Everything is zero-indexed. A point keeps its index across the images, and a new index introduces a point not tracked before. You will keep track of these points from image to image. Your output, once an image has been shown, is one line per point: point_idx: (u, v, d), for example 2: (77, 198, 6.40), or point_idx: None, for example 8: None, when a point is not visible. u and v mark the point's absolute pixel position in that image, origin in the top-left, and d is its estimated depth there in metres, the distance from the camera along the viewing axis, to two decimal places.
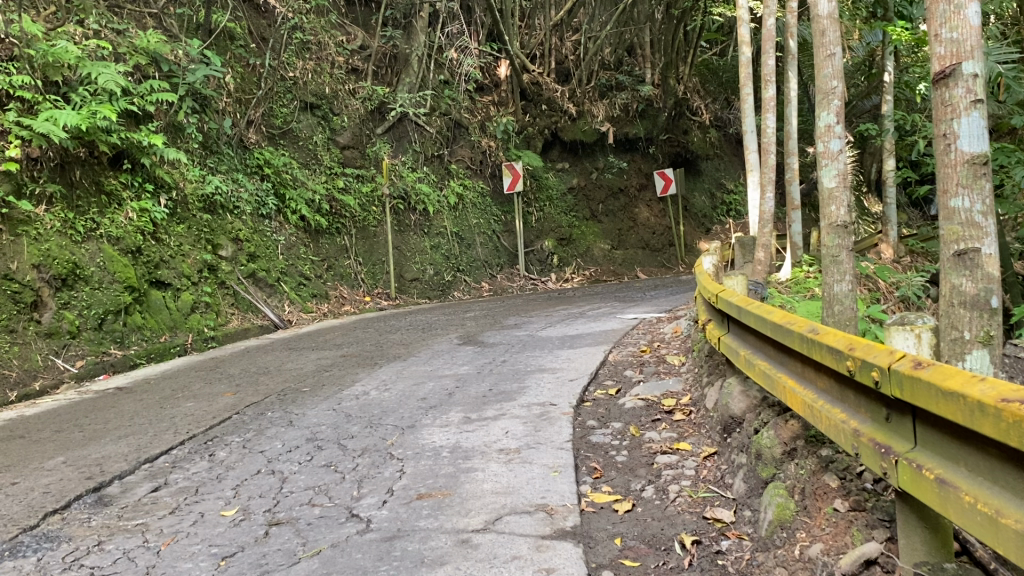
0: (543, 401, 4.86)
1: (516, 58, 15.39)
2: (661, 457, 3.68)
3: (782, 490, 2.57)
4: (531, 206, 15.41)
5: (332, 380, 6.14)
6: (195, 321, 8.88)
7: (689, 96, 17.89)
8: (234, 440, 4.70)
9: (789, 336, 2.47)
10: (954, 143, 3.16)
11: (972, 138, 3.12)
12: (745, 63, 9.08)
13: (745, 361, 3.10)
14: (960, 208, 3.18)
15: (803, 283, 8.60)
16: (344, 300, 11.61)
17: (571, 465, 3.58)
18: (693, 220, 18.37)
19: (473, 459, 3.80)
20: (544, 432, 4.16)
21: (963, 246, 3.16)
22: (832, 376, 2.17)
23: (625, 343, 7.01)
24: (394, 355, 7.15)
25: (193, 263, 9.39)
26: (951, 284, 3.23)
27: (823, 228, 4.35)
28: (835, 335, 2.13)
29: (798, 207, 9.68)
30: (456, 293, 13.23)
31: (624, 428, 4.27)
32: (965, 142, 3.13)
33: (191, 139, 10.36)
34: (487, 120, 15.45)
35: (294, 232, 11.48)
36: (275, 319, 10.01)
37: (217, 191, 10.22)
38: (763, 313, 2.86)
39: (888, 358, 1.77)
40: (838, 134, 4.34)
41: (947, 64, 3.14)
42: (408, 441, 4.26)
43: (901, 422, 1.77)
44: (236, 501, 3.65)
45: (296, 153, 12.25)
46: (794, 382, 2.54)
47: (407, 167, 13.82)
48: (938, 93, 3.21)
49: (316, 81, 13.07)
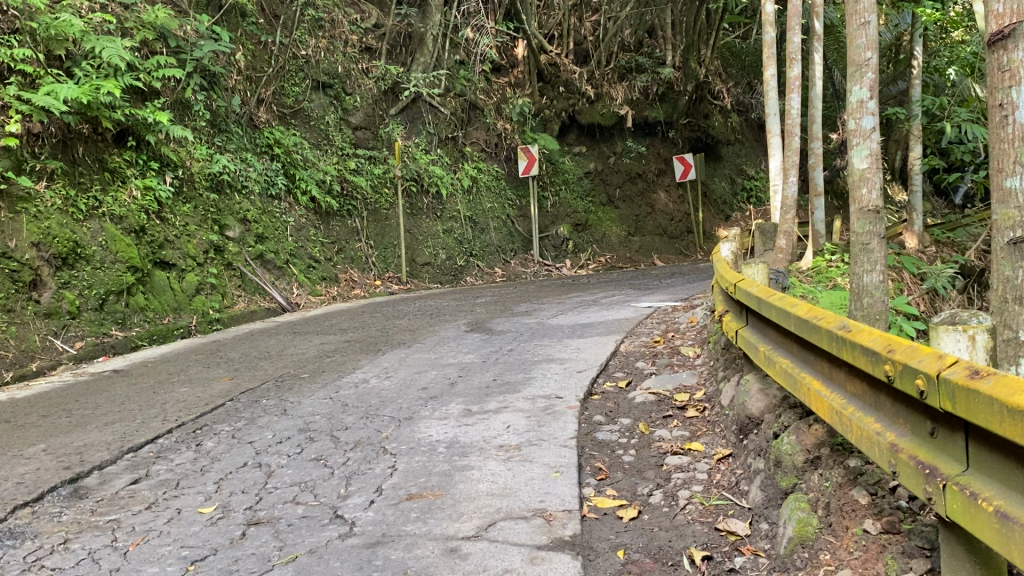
0: (549, 394, 4.60)
1: (533, 38, 15.09)
2: (671, 458, 3.42)
3: (804, 504, 2.30)
4: (546, 190, 15.14)
5: (332, 367, 5.92)
6: (200, 302, 8.68)
7: (711, 80, 17.47)
8: (224, 430, 4.48)
9: (816, 332, 2.20)
10: (1013, 114, 2.94)
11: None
12: (769, 42, 8.71)
13: (766, 359, 2.83)
14: (1016, 190, 2.96)
15: (825, 273, 8.29)
16: (354, 282, 11.40)
17: (574, 466, 3.32)
18: (712, 206, 18.00)
19: (471, 456, 3.55)
20: (548, 427, 3.90)
21: (1020, 232, 2.96)
22: (866, 381, 1.91)
23: (638, 332, 6.74)
24: (398, 342, 6.91)
25: (199, 243, 9.19)
26: (1005, 277, 3.01)
27: (852, 213, 4.02)
28: (870, 333, 1.85)
29: (821, 193, 9.30)
30: (468, 278, 12.98)
31: (633, 424, 4.01)
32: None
33: (199, 117, 10.15)
34: (503, 102, 15.15)
35: (304, 214, 11.29)
36: (283, 302, 9.78)
37: (224, 169, 9.99)
38: (786, 306, 2.58)
39: (936, 365, 1.49)
40: (870, 111, 4.00)
41: (1006, 24, 2.91)
42: (403, 434, 4.02)
43: (951, 440, 1.50)
44: (216, 497, 3.43)
45: (307, 133, 12.03)
46: (820, 383, 2.27)
47: (420, 149, 13.53)
48: (995, 58, 2.98)
49: (329, 59, 12.81)
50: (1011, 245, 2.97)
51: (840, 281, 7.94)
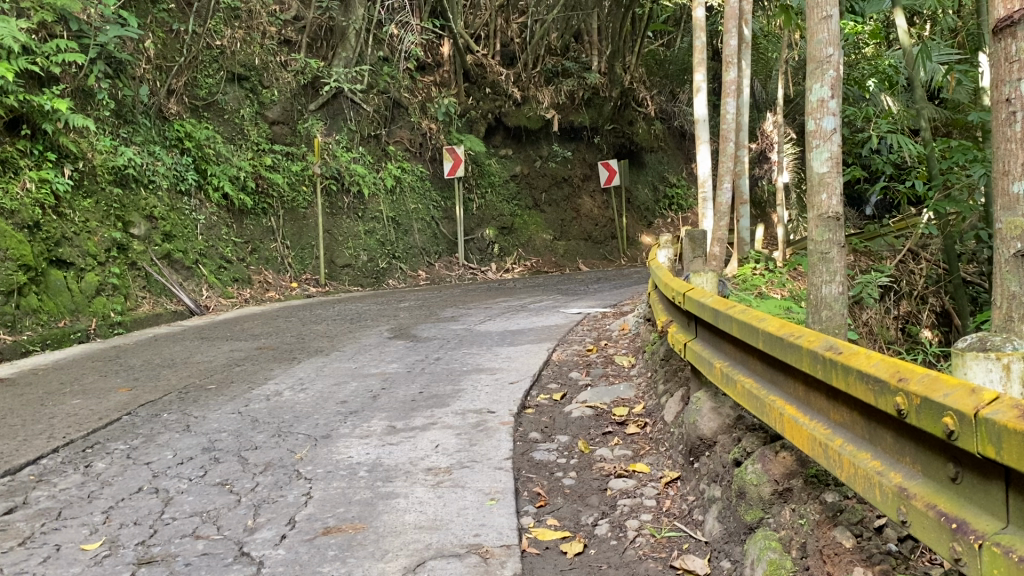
0: (480, 408, 4.30)
1: (459, 37, 14.76)
2: (615, 482, 3.15)
3: (774, 544, 2.04)
4: (472, 192, 14.82)
5: (243, 378, 5.48)
6: (100, 304, 8.06)
7: (636, 86, 17.53)
8: (118, 449, 4.02)
9: (794, 350, 1.96)
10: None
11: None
12: (700, 48, 8.54)
13: (723, 376, 2.59)
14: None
15: (751, 281, 8.22)
16: (267, 285, 10.85)
17: (510, 492, 3.02)
18: (636, 213, 18.01)
19: (395, 481, 3.21)
20: (480, 447, 3.60)
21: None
22: (862, 411, 1.67)
23: (569, 340, 6.49)
24: (316, 349, 6.49)
25: (101, 241, 8.58)
26: (1009, 289, 2.67)
27: (810, 220, 3.70)
28: (868, 357, 1.62)
29: (747, 201, 9.20)
30: (391, 281, 12.59)
31: (571, 442, 3.74)
32: None
33: (103, 106, 9.51)
34: (428, 100, 14.71)
35: (215, 211, 10.72)
36: (191, 304, 9.19)
37: (130, 162, 9.37)
38: (751, 319, 2.34)
39: (971, 401, 1.26)
40: (832, 111, 3.68)
41: (1014, 10, 2.53)
42: (320, 455, 3.65)
43: (983, 490, 1.27)
44: (104, 530, 3.00)
45: (220, 127, 11.45)
46: (794, 408, 2.03)
47: (340, 146, 13.05)
48: (1000, 48, 2.60)
49: (246, 51, 12.21)
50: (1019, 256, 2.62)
51: (768, 290, 7.88)
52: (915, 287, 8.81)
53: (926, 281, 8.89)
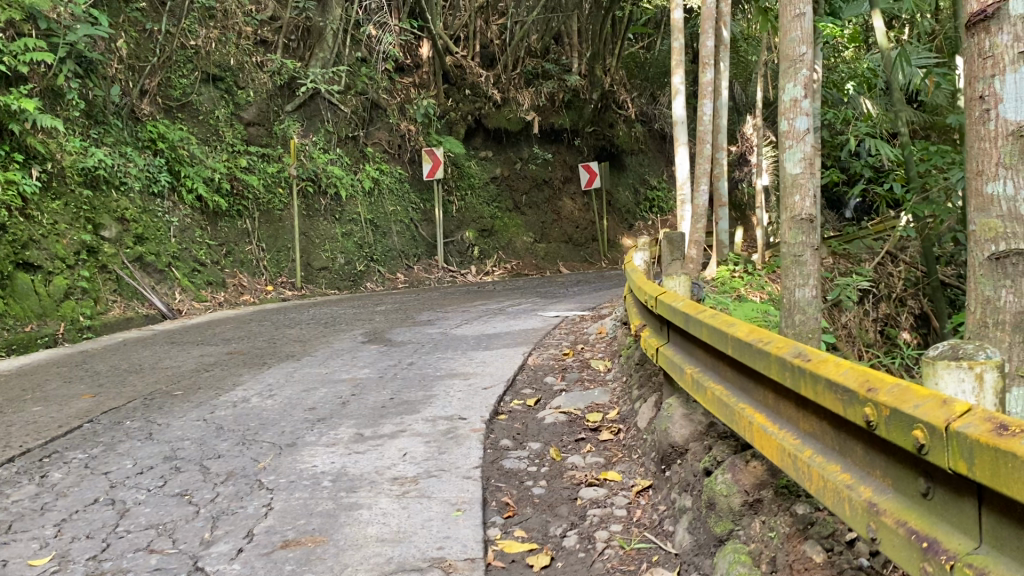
0: (451, 414, 4.20)
1: (438, 39, 14.65)
2: (586, 491, 3.07)
3: (744, 557, 1.96)
4: (452, 194, 14.73)
5: (211, 384, 5.35)
6: (68, 308, 7.89)
7: (617, 88, 17.49)
8: (76, 458, 3.89)
9: (762, 356, 1.89)
10: (997, 107, 2.43)
11: (1020, 100, 2.38)
12: (678, 49, 8.48)
13: (693, 383, 2.51)
14: (1000, 197, 2.45)
15: (730, 283, 8.17)
16: (242, 288, 10.70)
17: (477, 503, 2.93)
18: (616, 215, 17.98)
19: (359, 492, 3.12)
20: (449, 455, 3.51)
21: (1003, 246, 2.43)
22: (831, 421, 1.60)
23: (546, 344, 6.41)
24: (287, 354, 6.37)
25: (69, 244, 8.41)
26: (982, 297, 2.51)
27: (783, 223, 3.63)
28: (837, 365, 1.55)
29: (725, 203, 9.15)
30: (369, 285, 12.48)
31: (543, 450, 3.65)
32: (1011, 107, 2.39)
33: (72, 106, 9.32)
34: (407, 102, 14.59)
35: (189, 213, 10.57)
36: (164, 308, 9.03)
37: (100, 164, 9.19)
38: (720, 324, 2.27)
39: (942, 413, 1.19)
40: (805, 111, 3.63)
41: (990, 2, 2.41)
42: (284, 464, 3.54)
43: (955, 506, 1.20)
44: (53, 545, 2.88)
45: (194, 128, 11.28)
46: (763, 417, 1.96)
47: (317, 148, 12.91)
48: (975, 41, 2.48)
49: (221, 51, 12.05)
50: (993, 261, 2.44)
51: (746, 293, 7.84)
52: (894, 289, 8.87)
53: (904, 284, 8.95)
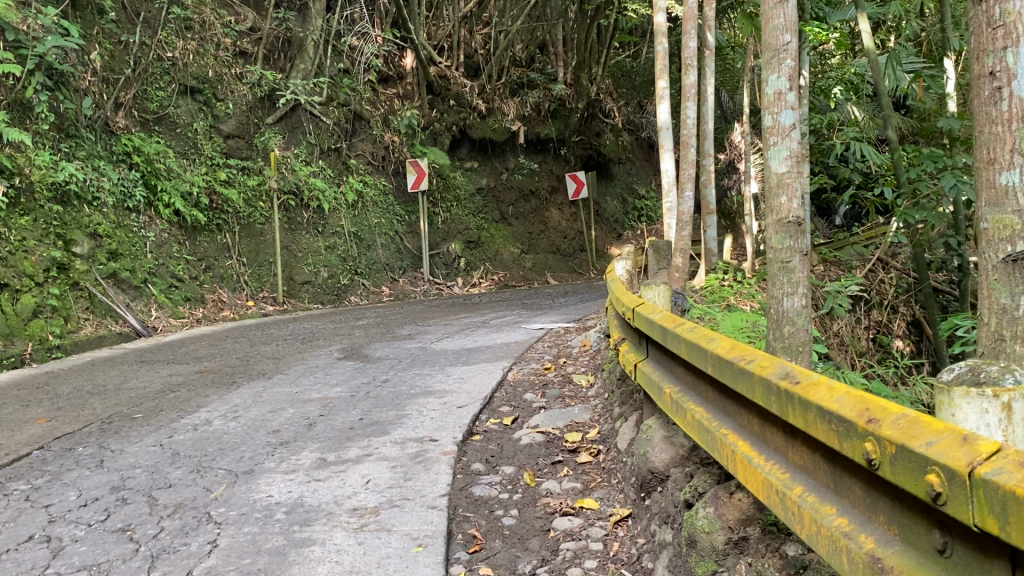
0: (422, 436, 3.95)
1: (422, 49, 14.38)
2: (560, 521, 2.83)
3: None
4: (437, 206, 14.47)
5: (174, 406, 5.07)
6: (37, 327, 7.61)
7: (603, 97, 17.30)
8: (17, 489, 3.59)
9: (745, 376, 1.65)
10: (1010, 87, 2.42)
11: None
12: (661, 54, 8.25)
13: (673, 404, 2.27)
14: (1014, 186, 2.44)
15: (719, 292, 7.96)
16: (222, 304, 10.43)
17: (440, 537, 2.68)
18: (604, 225, 17.81)
19: (314, 525, 2.86)
20: (415, 482, 3.25)
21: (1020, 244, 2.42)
22: (826, 454, 1.36)
23: (527, 358, 6.16)
24: (258, 372, 6.10)
25: (39, 260, 8.15)
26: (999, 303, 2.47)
27: (769, 225, 3.38)
28: (831, 390, 1.31)
29: (712, 211, 8.89)
30: (353, 298, 12.24)
31: (517, 474, 3.41)
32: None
33: (42, 119, 9.00)
34: (391, 113, 14.35)
35: (167, 228, 10.32)
36: (138, 325, 8.74)
37: (72, 178, 8.90)
38: (701, 339, 2.02)
39: (964, 455, 0.96)
40: (790, 104, 3.42)
41: None
42: (237, 495, 3.28)
43: (980, 571, 0.96)
44: None
45: (172, 141, 11.00)
46: (748, 445, 1.72)
47: (299, 160, 12.65)
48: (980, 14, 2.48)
49: (198, 63, 11.76)
50: (1012, 262, 2.42)
51: (735, 301, 7.63)
52: (885, 296, 8.66)
53: (896, 290, 8.74)
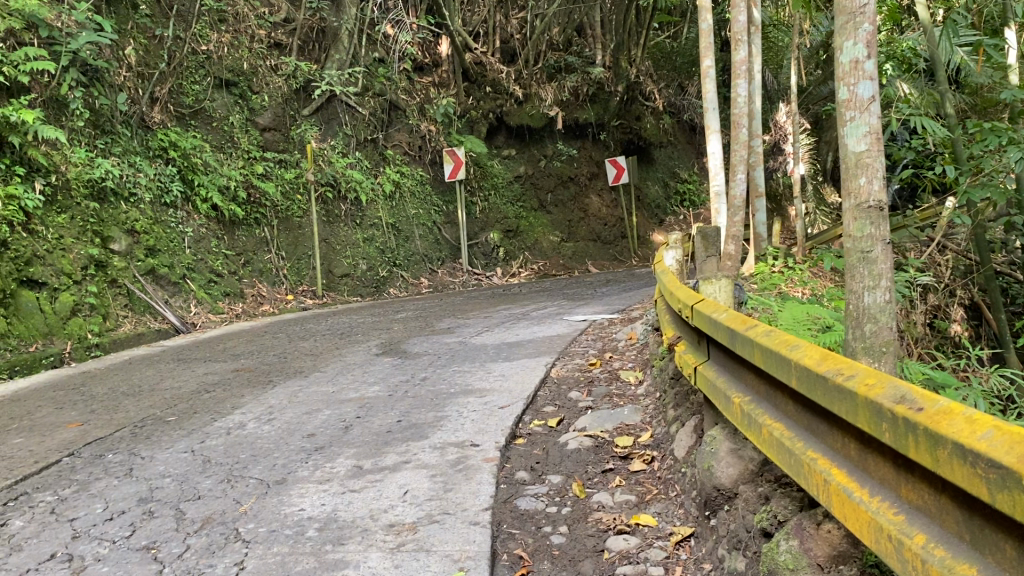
0: (462, 440, 3.73)
1: (457, 35, 14.12)
2: (614, 541, 2.59)
3: None
4: (474, 195, 14.24)
5: (208, 408, 4.92)
6: (76, 325, 7.56)
7: (642, 80, 16.87)
8: (43, 501, 3.44)
9: (846, 394, 1.38)
10: None
11: None
12: (705, 31, 7.88)
13: (746, 417, 2.00)
14: None
15: (770, 279, 7.61)
16: (262, 299, 10.33)
17: (484, 558, 2.45)
18: (645, 211, 17.43)
19: (349, 545, 2.65)
20: (455, 494, 3.03)
21: None
22: (959, 499, 1.10)
23: (572, 352, 5.90)
24: (295, 371, 5.93)
25: (76, 259, 8.05)
26: None
27: (846, 211, 3.01)
28: (972, 422, 1.05)
29: (762, 194, 8.51)
30: (391, 290, 12.06)
31: (564, 484, 3.17)
32: None
33: (78, 117, 8.90)
34: (427, 102, 14.13)
35: (205, 223, 10.20)
36: (177, 322, 8.67)
37: (108, 175, 8.81)
38: (782, 345, 1.75)
39: None
40: (868, 73, 2.99)
41: None
42: (268, 508, 3.08)
43: None
44: None
45: (209, 135, 10.87)
46: (843, 474, 1.45)
47: (336, 152, 12.50)
48: None
49: (233, 55, 11.64)
50: None
51: (787, 289, 7.29)
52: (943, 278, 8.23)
53: (953, 273, 8.32)
